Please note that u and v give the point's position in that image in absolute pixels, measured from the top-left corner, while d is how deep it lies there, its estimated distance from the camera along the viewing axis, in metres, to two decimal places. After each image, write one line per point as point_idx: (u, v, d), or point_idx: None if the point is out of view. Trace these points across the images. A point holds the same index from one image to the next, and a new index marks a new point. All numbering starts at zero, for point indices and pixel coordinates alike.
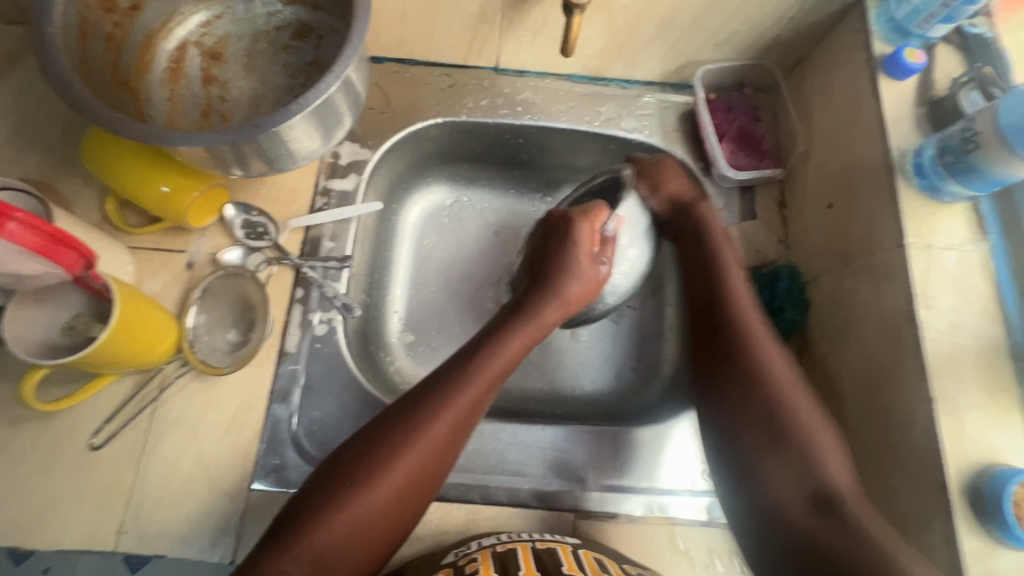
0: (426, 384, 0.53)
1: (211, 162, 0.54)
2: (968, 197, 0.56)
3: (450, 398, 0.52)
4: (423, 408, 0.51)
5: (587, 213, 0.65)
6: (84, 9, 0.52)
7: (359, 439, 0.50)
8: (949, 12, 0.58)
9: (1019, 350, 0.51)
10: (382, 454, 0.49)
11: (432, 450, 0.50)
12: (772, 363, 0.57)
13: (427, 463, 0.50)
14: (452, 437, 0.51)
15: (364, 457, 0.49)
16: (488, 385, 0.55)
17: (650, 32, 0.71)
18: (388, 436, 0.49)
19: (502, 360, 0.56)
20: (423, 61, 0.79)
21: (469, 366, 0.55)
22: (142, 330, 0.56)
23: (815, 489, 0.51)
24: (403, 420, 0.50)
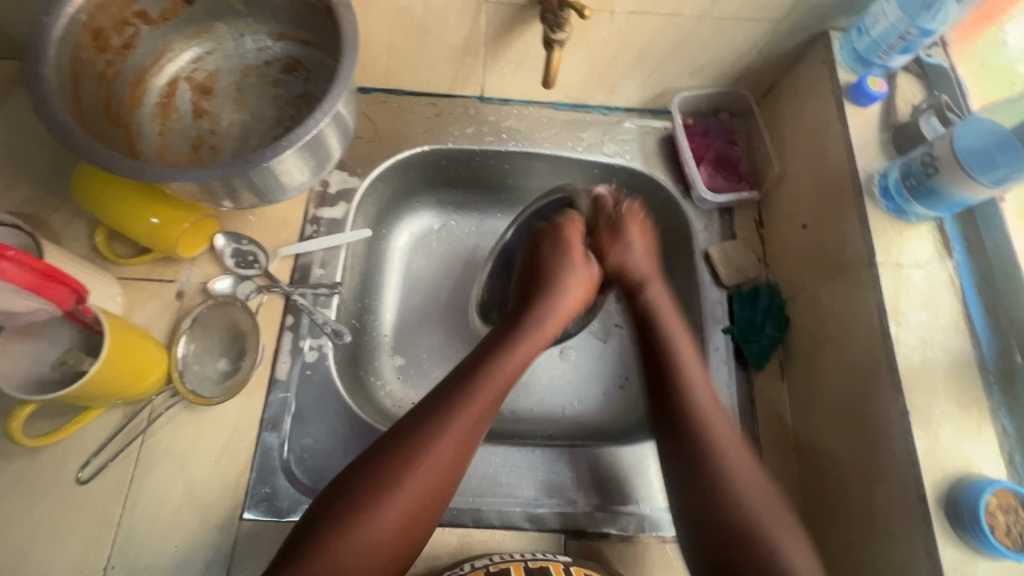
0: (427, 403, 0.54)
1: (202, 196, 0.55)
2: (933, 218, 0.59)
3: (448, 418, 0.53)
4: (425, 427, 0.52)
5: (569, 218, 0.72)
6: (77, 50, 0.53)
7: (358, 466, 0.50)
8: (907, 44, 0.61)
9: (986, 363, 0.54)
10: (389, 472, 0.49)
11: (437, 471, 0.50)
12: (689, 382, 0.59)
13: (433, 482, 0.50)
14: (452, 455, 0.52)
15: (372, 475, 0.49)
16: (490, 400, 0.55)
17: (628, 63, 0.74)
18: (387, 459, 0.50)
19: (503, 375, 0.57)
20: (410, 91, 0.82)
21: (470, 382, 0.55)
22: (132, 362, 0.57)
23: (754, 506, 0.51)
24: (405, 438, 0.51)
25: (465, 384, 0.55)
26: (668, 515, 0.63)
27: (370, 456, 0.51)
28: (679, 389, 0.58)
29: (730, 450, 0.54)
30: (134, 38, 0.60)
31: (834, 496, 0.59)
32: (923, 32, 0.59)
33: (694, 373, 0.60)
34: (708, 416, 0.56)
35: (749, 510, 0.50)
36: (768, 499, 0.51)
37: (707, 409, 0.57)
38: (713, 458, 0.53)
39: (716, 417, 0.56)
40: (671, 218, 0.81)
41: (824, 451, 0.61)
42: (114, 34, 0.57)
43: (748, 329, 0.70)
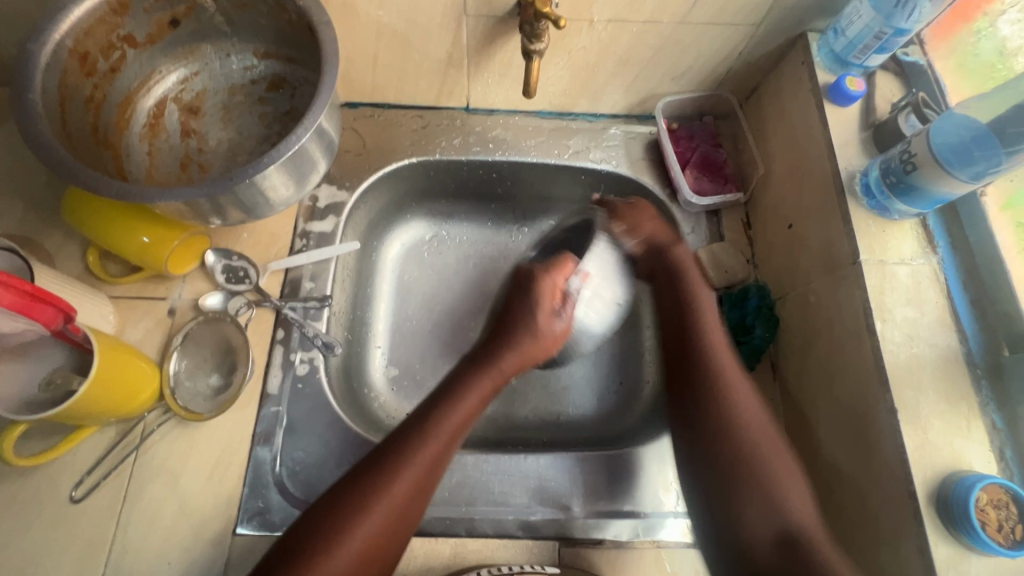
0: (383, 448, 0.52)
1: (189, 213, 0.56)
2: (915, 214, 0.59)
3: (402, 462, 0.51)
4: (377, 475, 0.50)
5: (553, 265, 0.64)
6: (64, 75, 0.54)
7: (308, 516, 0.48)
8: (882, 43, 0.62)
9: (972, 357, 0.54)
10: (336, 521, 0.47)
11: (395, 516, 0.49)
12: (734, 399, 0.58)
13: (394, 525, 0.49)
14: (410, 498, 0.50)
15: (319, 523, 0.47)
16: (450, 439, 0.54)
17: (610, 70, 0.75)
18: (323, 525, 0.47)
19: (461, 415, 0.55)
20: (397, 104, 0.83)
21: (426, 426, 0.54)
22: (122, 379, 0.57)
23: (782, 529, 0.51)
24: (358, 486, 0.49)
25: (420, 430, 0.53)
26: (663, 519, 0.63)
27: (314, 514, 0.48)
28: (721, 410, 0.58)
29: (767, 464, 0.54)
30: (121, 61, 0.61)
31: (828, 496, 0.59)
32: (897, 31, 0.60)
33: (733, 378, 0.60)
34: (745, 425, 0.57)
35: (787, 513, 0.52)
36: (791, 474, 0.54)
37: (749, 416, 0.57)
38: (772, 480, 0.53)
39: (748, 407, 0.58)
40: None
41: (817, 451, 0.61)
42: (101, 58, 0.58)
43: (738, 329, 0.70)
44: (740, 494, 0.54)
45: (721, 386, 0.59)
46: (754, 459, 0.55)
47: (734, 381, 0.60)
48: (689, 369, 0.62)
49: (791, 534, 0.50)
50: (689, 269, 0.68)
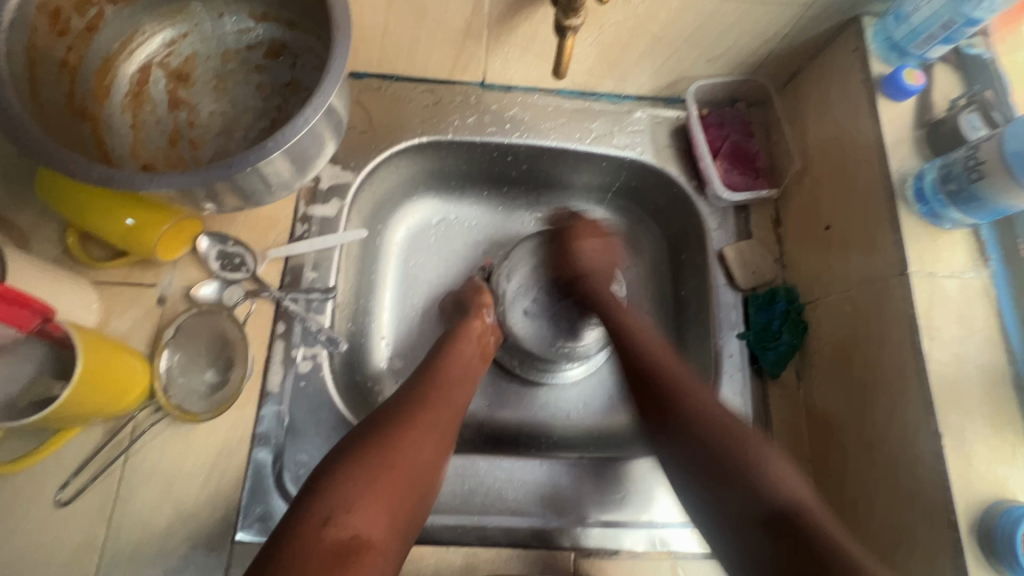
0: (403, 392, 0.60)
1: (181, 200, 0.50)
2: (969, 224, 0.55)
3: (426, 397, 0.59)
4: (407, 406, 0.57)
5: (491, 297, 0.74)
6: (33, 35, 0.47)
7: (348, 440, 0.53)
8: (949, 34, 0.57)
9: (1021, 380, 0.51)
10: (383, 434, 0.53)
11: (436, 434, 0.56)
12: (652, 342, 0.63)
13: (429, 445, 0.55)
14: (444, 424, 0.58)
15: (364, 438, 0.53)
16: (459, 381, 0.63)
17: (642, 48, 0.69)
18: (373, 438, 0.53)
19: (461, 360, 0.65)
20: (405, 77, 0.76)
21: (435, 373, 0.62)
22: (109, 378, 0.52)
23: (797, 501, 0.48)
24: (391, 415, 0.56)
25: (432, 373, 0.62)
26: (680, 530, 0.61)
27: (363, 429, 0.54)
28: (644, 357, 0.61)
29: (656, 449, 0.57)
30: (99, 19, 0.54)
31: (853, 512, 0.57)
32: (968, 21, 0.54)
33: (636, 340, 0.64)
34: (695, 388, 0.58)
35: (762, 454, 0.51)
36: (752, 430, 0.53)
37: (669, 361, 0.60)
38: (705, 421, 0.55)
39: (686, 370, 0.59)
40: (683, 215, 0.77)
41: (842, 465, 0.59)
42: (76, 16, 0.51)
43: (764, 334, 0.67)
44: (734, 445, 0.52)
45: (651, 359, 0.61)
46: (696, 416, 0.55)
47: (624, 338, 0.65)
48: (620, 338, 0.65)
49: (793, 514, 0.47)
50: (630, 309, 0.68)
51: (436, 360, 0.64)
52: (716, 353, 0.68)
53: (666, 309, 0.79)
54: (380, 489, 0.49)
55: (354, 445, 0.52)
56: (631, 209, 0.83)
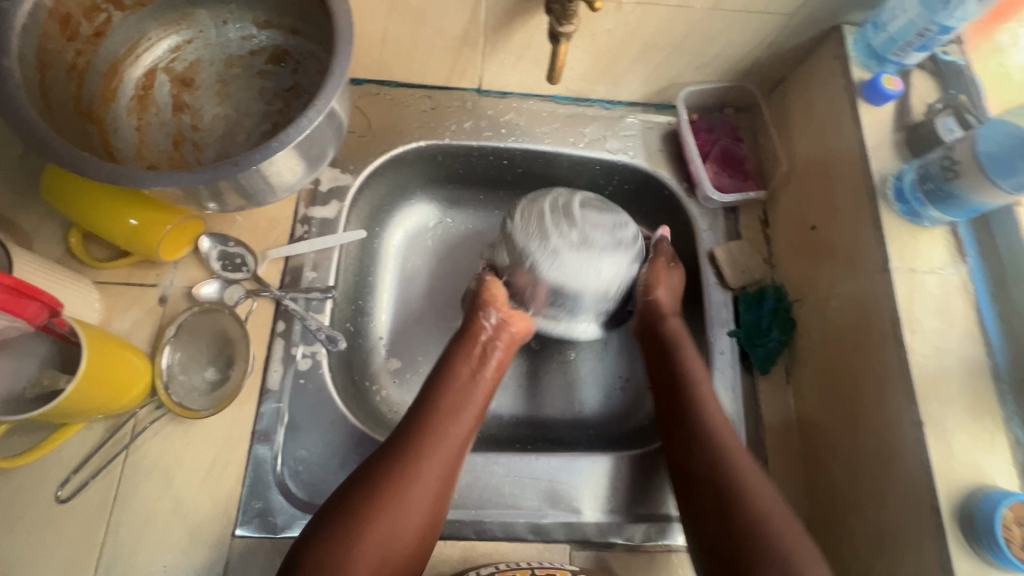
0: (395, 435, 0.57)
1: (185, 198, 0.51)
2: (947, 222, 0.57)
3: (414, 445, 0.55)
4: (394, 456, 0.55)
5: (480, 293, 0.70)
6: (44, 39, 0.49)
7: (336, 495, 0.53)
8: (924, 41, 0.59)
9: (998, 371, 0.53)
10: (361, 494, 0.52)
11: (420, 490, 0.53)
12: (702, 394, 0.61)
13: (418, 489, 0.53)
14: (430, 473, 0.54)
15: (345, 497, 0.52)
16: (457, 418, 0.59)
17: (633, 55, 0.71)
18: (353, 498, 0.52)
19: (459, 394, 0.61)
20: (403, 83, 0.78)
21: (430, 411, 0.59)
22: (113, 375, 0.53)
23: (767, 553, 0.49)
24: (375, 469, 0.54)
25: (425, 412, 0.58)
26: (673, 524, 0.62)
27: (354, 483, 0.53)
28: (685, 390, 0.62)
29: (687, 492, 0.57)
30: (106, 25, 0.55)
31: (841, 502, 0.58)
32: (942, 29, 0.57)
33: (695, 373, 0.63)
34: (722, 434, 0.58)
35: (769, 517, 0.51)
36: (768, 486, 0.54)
37: (707, 396, 0.61)
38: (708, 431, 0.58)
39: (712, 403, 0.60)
40: (674, 217, 0.79)
41: (830, 456, 0.61)
42: (84, 21, 0.53)
43: (754, 331, 0.69)
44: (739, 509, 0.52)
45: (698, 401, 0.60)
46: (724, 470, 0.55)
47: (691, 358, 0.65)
48: (668, 363, 0.65)
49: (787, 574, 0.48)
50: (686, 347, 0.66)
51: (434, 394, 0.60)
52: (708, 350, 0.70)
53: None
54: (363, 549, 0.49)
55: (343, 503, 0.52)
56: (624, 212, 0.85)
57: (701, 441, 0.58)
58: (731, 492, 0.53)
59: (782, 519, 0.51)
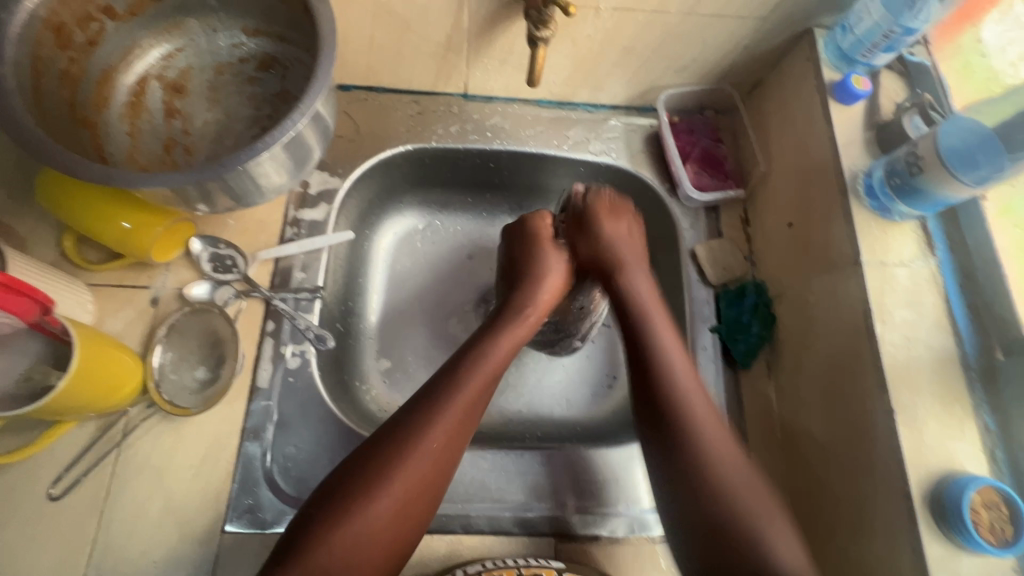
0: (416, 399, 0.53)
1: (175, 200, 0.53)
2: (916, 216, 0.59)
3: (434, 413, 0.51)
4: (412, 425, 0.50)
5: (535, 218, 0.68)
6: (38, 47, 0.51)
7: (352, 461, 0.49)
8: (891, 42, 0.62)
9: (967, 360, 0.54)
10: (378, 470, 0.48)
11: (433, 463, 0.50)
12: (664, 353, 0.57)
13: (458, 431, 0.52)
14: (444, 448, 0.50)
15: (361, 470, 0.48)
16: (485, 384, 0.55)
17: (614, 59, 0.73)
18: (366, 471, 0.48)
19: (494, 358, 0.56)
20: (391, 89, 0.80)
21: (458, 375, 0.54)
22: (105, 373, 0.55)
23: (722, 513, 0.49)
24: (393, 438, 0.50)
25: (452, 376, 0.54)
26: (658, 517, 0.63)
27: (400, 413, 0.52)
28: (649, 356, 0.57)
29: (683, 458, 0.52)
30: (99, 34, 0.57)
31: (819, 491, 0.60)
32: (906, 31, 0.60)
33: (672, 349, 0.57)
34: (701, 427, 0.53)
35: (736, 505, 0.49)
36: (731, 454, 0.52)
37: (676, 362, 0.56)
38: (683, 419, 0.53)
39: (677, 363, 0.56)
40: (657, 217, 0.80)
41: (809, 445, 0.62)
42: (77, 31, 0.54)
43: (736, 327, 0.70)
44: (730, 456, 0.52)
45: (660, 372, 0.56)
46: (673, 419, 0.53)
47: (674, 349, 0.57)
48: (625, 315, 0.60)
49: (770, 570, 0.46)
50: (653, 314, 0.60)
51: (471, 353, 0.56)
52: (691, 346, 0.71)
53: None
54: (403, 479, 0.48)
55: (383, 441, 0.50)
56: None
57: (666, 405, 0.54)
58: (678, 431, 0.53)
59: (773, 531, 0.48)
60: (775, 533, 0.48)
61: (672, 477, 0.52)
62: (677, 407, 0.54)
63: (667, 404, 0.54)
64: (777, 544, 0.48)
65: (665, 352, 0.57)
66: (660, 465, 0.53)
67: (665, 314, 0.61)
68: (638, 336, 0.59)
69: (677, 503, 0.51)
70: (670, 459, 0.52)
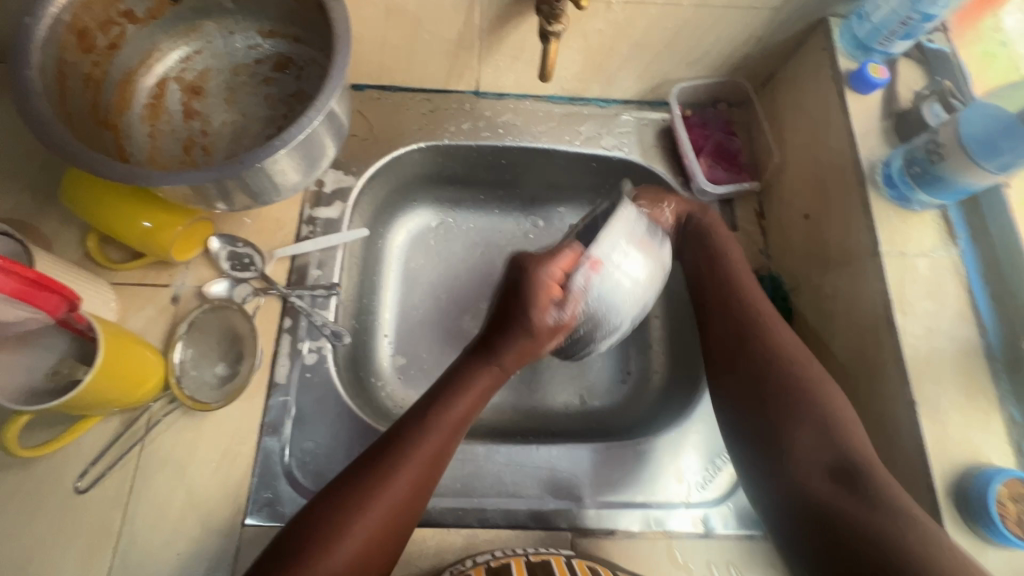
0: (379, 448, 0.52)
1: (195, 198, 0.54)
2: (937, 205, 0.58)
3: (396, 464, 0.51)
4: (372, 478, 0.50)
5: (540, 238, 0.62)
6: (62, 51, 0.52)
7: (310, 511, 0.49)
8: (908, 29, 0.61)
9: (992, 351, 0.53)
10: (336, 523, 0.47)
11: (394, 509, 0.50)
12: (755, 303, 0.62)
13: (421, 478, 0.52)
14: (405, 496, 0.50)
15: (322, 521, 0.48)
16: (451, 432, 0.54)
17: (626, 53, 0.73)
18: (326, 524, 0.47)
19: (461, 408, 0.56)
20: (403, 87, 0.81)
21: (422, 426, 0.53)
22: (128, 369, 0.56)
23: (835, 461, 0.52)
24: (353, 490, 0.49)
25: (418, 425, 0.53)
26: (675, 511, 0.63)
27: (361, 464, 0.51)
28: (738, 294, 0.63)
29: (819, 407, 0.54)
30: (121, 37, 0.59)
31: None
32: (924, 17, 0.59)
33: (771, 319, 0.61)
34: (798, 365, 0.57)
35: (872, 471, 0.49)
36: (851, 425, 0.53)
37: (750, 296, 0.63)
38: (777, 367, 0.57)
39: (786, 344, 0.58)
40: None
41: None
42: (100, 34, 0.56)
43: None
44: (796, 423, 0.54)
45: (753, 323, 0.60)
46: (778, 392, 0.56)
47: (770, 315, 0.61)
48: (698, 281, 0.66)
49: (845, 469, 0.51)
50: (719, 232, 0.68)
51: (437, 403, 0.55)
52: None
53: (658, 302, 0.81)
54: (360, 531, 0.48)
55: (344, 490, 0.49)
56: None
57: (772, 374, 0.57)
58: (781, 378, 0.56)
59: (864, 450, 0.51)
60: (799, 436, 0.54)
61: (761, 437, 0.56)
62: (763, 346, 0.59)
63: (769, 369, 0.57)
64: (799, 439, 0.54)
65: (787, 343, 0.59)
66: (768, 425, 0.55)
67: (761, 290, 0.63)
68: (728, 289, 0.64)
69: (773, 475, 0.54)
70: (766, 419, 0.56)
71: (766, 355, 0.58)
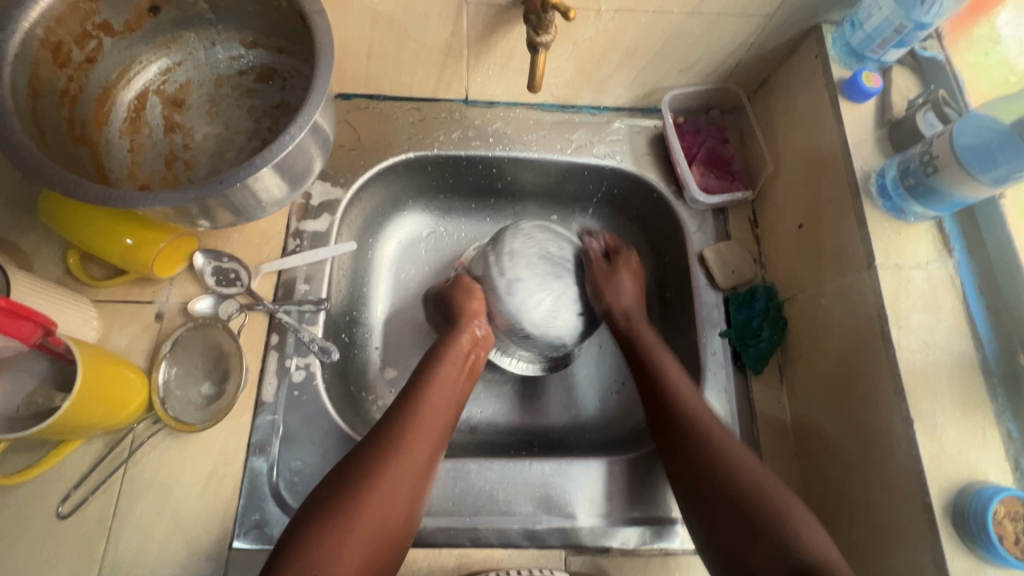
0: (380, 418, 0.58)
1: (176, 217, 0.53)
2: (932, 216, 0.57)
3: (398, 425, 0.56)
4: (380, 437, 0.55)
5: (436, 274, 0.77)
6: (35, 67, 0.50)
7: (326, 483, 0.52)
8: (901, 38, 0.60)
9: (988, 364, 0.53)
10: (354, 480, 0.51)
11: (410, 460, 0.54)
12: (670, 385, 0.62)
13: (427, 433, 0.57)
14: (416, 447, 0.55)
15: (340, 481, 0.51)
16: (446, 396, 0.61)
17: (617, 60, 0.72)
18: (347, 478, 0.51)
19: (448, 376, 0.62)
20: (391, 96, 0.79)
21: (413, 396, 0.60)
22: (108, 392, 0.54)
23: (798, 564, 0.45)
24: (366, 451, 0.54)
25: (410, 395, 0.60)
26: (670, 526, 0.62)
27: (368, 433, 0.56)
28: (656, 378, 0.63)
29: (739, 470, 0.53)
30: (97, 50, 0.57)
31: (835, 499, 0.58)
32: (918, 26, 0.58)
33: (679, 382, 0.62)
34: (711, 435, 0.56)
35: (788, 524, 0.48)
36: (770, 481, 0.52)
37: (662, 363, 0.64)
38: (714, 444, 0.55)
39: (695, 402, 0.60)
40: (664, 220, 0.79)
41: (823, 453, 0.61)
42: (76, 48, 0.54)
43: (745, 331, 0.68)
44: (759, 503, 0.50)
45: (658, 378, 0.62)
46: (708, 451, 0.55)
47: (692, 395, 0.60)
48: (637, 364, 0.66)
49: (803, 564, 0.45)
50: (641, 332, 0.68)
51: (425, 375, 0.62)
52: (699, 352, 0.70)
53: (650, 311, 0.81)
54: (383, 480, 0.52)
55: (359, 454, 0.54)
56: (613, 215, 0.85)
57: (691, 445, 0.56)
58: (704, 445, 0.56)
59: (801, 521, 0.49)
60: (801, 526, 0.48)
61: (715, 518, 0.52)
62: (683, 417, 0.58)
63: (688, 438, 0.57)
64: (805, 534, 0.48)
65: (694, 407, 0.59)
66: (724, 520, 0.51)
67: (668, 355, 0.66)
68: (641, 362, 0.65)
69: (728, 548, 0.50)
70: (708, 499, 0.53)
71: (676, 412, 0.59)
